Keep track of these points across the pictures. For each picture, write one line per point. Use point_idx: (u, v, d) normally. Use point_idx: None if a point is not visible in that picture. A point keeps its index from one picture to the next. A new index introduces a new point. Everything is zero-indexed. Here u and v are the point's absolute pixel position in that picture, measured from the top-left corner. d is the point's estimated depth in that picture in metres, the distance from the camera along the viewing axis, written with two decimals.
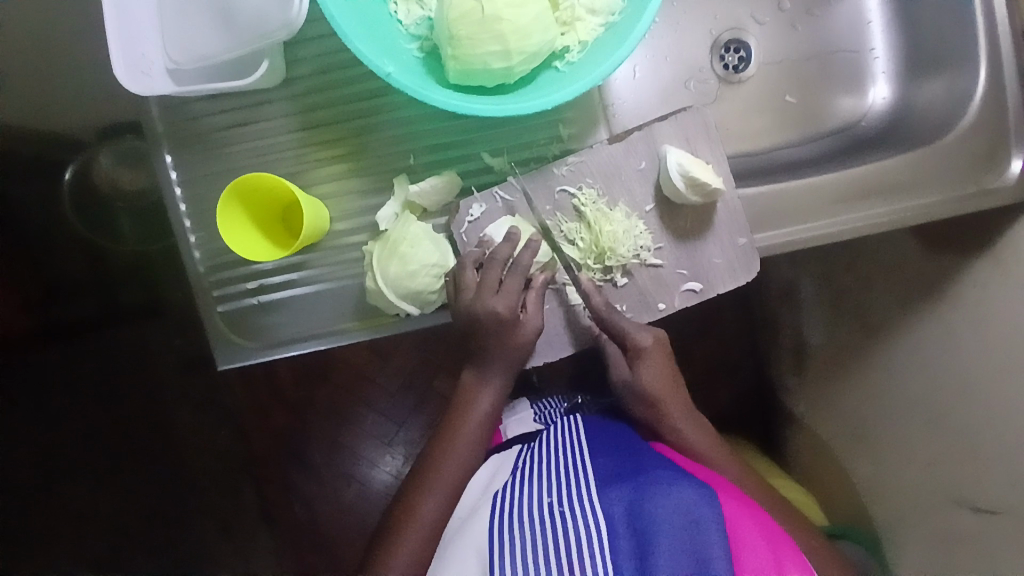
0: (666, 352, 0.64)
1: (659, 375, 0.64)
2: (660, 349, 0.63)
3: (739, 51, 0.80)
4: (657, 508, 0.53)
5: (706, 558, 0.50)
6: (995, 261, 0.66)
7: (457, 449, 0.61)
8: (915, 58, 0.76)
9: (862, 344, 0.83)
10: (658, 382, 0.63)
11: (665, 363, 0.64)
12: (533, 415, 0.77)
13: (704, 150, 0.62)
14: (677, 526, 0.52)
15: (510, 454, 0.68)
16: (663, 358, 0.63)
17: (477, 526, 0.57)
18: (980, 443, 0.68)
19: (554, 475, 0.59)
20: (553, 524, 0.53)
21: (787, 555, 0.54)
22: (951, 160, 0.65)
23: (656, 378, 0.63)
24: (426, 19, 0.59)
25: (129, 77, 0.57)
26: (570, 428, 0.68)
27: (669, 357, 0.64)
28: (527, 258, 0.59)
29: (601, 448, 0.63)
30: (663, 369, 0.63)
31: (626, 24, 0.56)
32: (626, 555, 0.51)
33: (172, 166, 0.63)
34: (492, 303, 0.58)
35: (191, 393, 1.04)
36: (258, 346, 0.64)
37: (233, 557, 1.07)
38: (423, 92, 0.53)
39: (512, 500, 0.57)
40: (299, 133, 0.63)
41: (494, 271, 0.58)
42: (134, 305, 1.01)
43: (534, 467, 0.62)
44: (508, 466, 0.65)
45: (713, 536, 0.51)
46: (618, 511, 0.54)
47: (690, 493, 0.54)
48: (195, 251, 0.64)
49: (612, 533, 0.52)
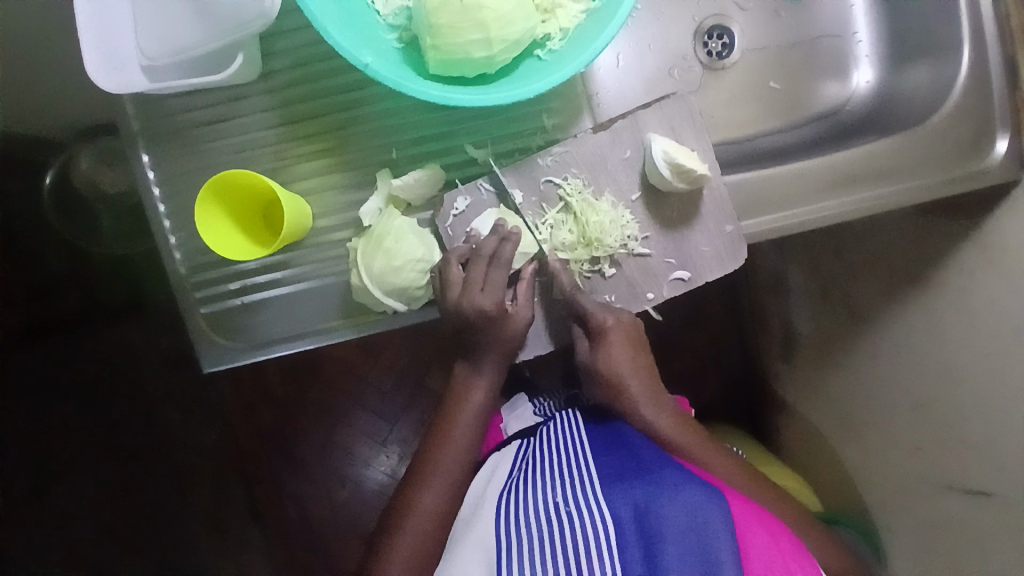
0: (629, 332, 0.62)
1: (622, 357, 0.62)
2: (624, 330, 0.62)
3: (722, 38, 0.79)
4: (667, 508, 0.52)
5: (715, 560, 0.50)
6: (981, 244, 0.66)
7: (451, 443, 0.61)
8: (898, 42, 0.75)
9: (852, 329, 0.83)
10: (619, 363, 0.62)
11: (627, 344, 0.62)
12: (531, 410, 0.77)
13: (689, 138, 0.62)
14: (686, 527, 0.51)
15: (510, 449, 0.68)
16: (627, 339, 0.62)
17: (480, 527, 0.57)
18: (972, 427, 0.68)
19: (559, 477, 0.59)
20: (561, 525, 0.53)
21: (796, 559, 0.54)
22: (938, 144, 0.65)
23: (618, 359, 0.62)
24: (405, 9, 0.57)
25: (102, 74, 0.56)
26: (563, 423, 0.67)
27: (634, 339, 0.63)
28: (508, 251, 0.58)
29: (603, 447, 0.62)
30: (625, 351, 0.62)
31: (607, 10, 0.55)
32: (634, 557, 0.50)
33: (149, 165, 0.62)
34: (479, 301, 0.57)
35: (179, 396, 1.03)
36: (242, 347, 0.63)
37: (226, 560, 1.06)
38: (402, 83, 0.52)
39: (517, 501, 0.57)
40: (279, 128, 0.62)
41: (478, 267, 0.58)
42: (118, 308, 1.00)
43: (537, 467, 0.61)
44: (508, 466, 0.64)
45: (722, 537, 0.51)
46: (625, 511, 0.53)
47: (699, 495, 0.54)
48: (174, 251, 0.63)
49: (620, 533, 0.52)
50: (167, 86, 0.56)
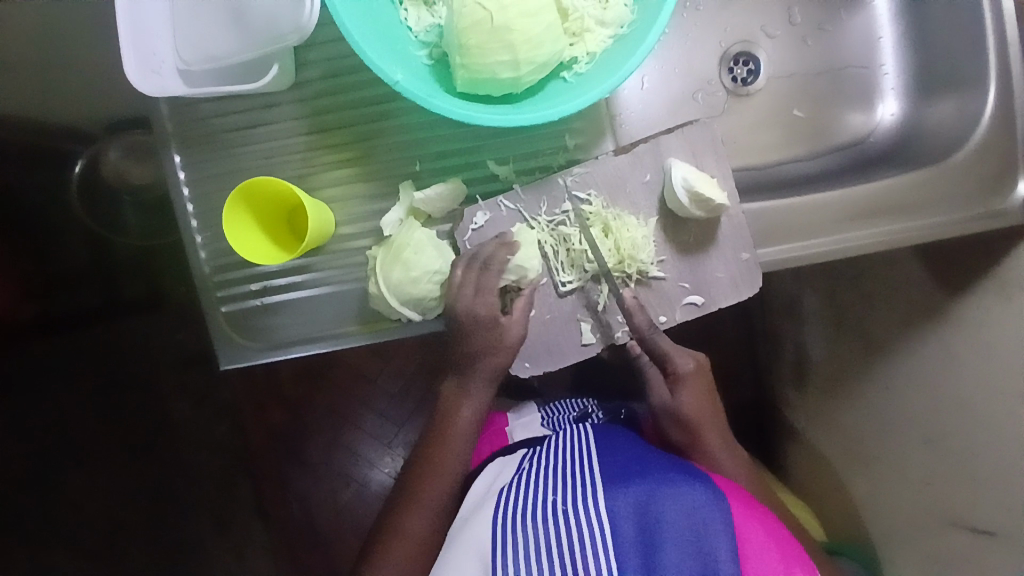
0: (705, 380, 0.65)
1: (700, 401, 0.64)
2: (700, 376, 0.64)
3: (748, 64, 0.79)
4: (665, 509, 0.51)
5: (713, 560, 0.50)
6: (998, 284, 0.67)
7: (450, 438, 0.62)
8: (926, 76, 0.75)
9: (863, 359, 0.83)
10: (698, 408, 0.64)
11: (704, 392, 0.64)
12: (540, 420, 0.76)
13: (710, 164, 0.63)
14: (686, 529, 0.51)
15: (514, 457, 0.66)
16: (705, 387, 0.64)
17: (477, 525, 0.55)
18: (980, 464, 0.68)
19: (560, 477, 0.57)
20: (557, 525, 0.51)
21: (796, 560, 0.54)
22: (960, 180, 0.65)
23: (697, 404, 0.64)
24: (436, 26, 0.59)
25: (140, 76, 0.58)
26: (578, 437, 0.66)
27: (709, 388, 0.65)
28: (502, 254, 0.60)
29: (607, 451, 0.61)
30: (703, 395, 0.64)
31: (635, 37, 0.56)
32: (633, 556, 0.50)
33: (179, 165, 0.64)
34: (473, 301, 0.59)
35: (193, 387, 1.05)
36: (261, 346, 0.64)
37: (229, 551, 1.07)
38: (430, 100, 0.53)
39: (516, 499, 0.55)
40: (307, 137, 0.63)
41: (473, 270, 0.60)
42: (139, 298, 1.02)
43: (539, 467, 0.60)
44: (507, 471, 0.63)
45: (720, 536, 0.51)
46: (625, 509, 0.52)
47: (698, 494, 0.53)
48: (200, 250, 0.64)
49: (618, 532, 0.51)
50: (203, 92, 0.57)
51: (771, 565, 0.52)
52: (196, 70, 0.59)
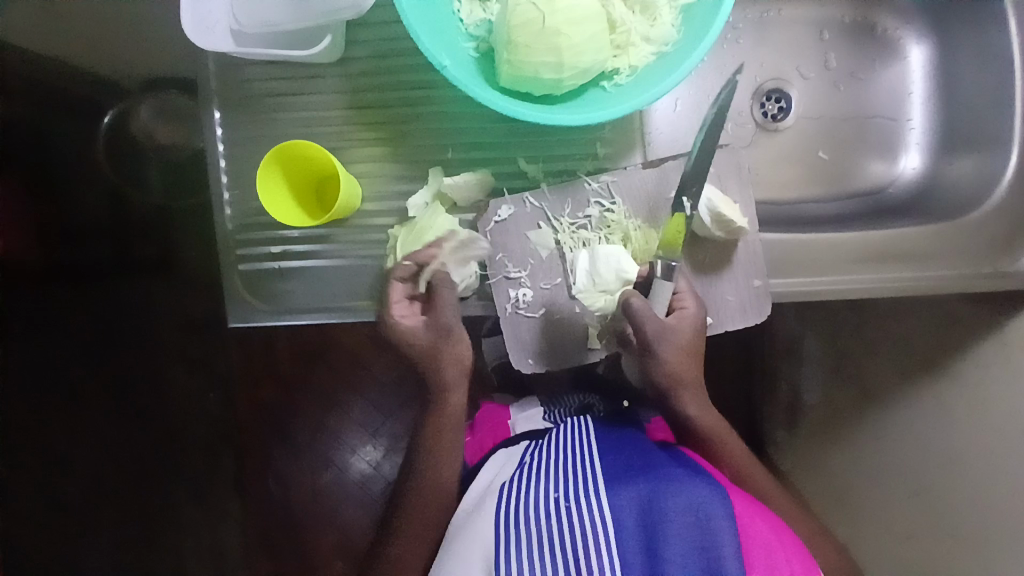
0: (696, 339, 0.62)
1: (679, 334, 0.61)
2: (693, 332, 0.62)
3: (780, 101, 0.81)
4: (667, 506, 0.52)
5: (717, 557, 0.49)
6: (1001, 346, 0.68)
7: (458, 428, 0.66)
8: (951, 136, 0.77)
9: (858, 406, 0.83)
10: (677, 334, 0.61)
11: (684, 339, 0.61)
12: (542, 413, 0.76)
13: (733, 190, 0.64)
14: (689, 525, 0.51)
15: (516, 449, 0.67)
16: (690, 337, 0.61)
17: (480, 521, 0.56)
18: (962, 522, 0.69)
19: (562, 470, 0.57)
20: (558, 521, 0.51)
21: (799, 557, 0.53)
22: (971, 241, 0.67)
23: (678, 333, 0.61)
24: (487, 22, 0.61)
25: (194, 31, 0.59)
26: (577, 427, 0.66)
27: (692, 346, 0.62)
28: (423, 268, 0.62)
29: (609, 446, 0.61)
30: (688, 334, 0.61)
31: (677, 55, 0.58)
32: (634, 554, 0.50)
33: (218, 123, 0.65)
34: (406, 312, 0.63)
35: (190, 350, 1.05)
36: (272, 309, 0.65)
37: (201, 520, 1.07)
38: (473, 89, 0.54)
39: (520, 493, 0.55)
40: (345, 112, 0.65)
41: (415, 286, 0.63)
42: (149, 255, 1.02)
43: (541, 461, 0.60)
44: (511, 463, 0.64)
45: (723, 531, 0.51)
46: (628, 505, 0.52)
47: (701, 490, 0.53)
48: (226, 207, 0.65)
49: (620, 528, 0.51)
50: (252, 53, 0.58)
51: (777, 565, 0.51)
52: (247, 32, 0.60)
